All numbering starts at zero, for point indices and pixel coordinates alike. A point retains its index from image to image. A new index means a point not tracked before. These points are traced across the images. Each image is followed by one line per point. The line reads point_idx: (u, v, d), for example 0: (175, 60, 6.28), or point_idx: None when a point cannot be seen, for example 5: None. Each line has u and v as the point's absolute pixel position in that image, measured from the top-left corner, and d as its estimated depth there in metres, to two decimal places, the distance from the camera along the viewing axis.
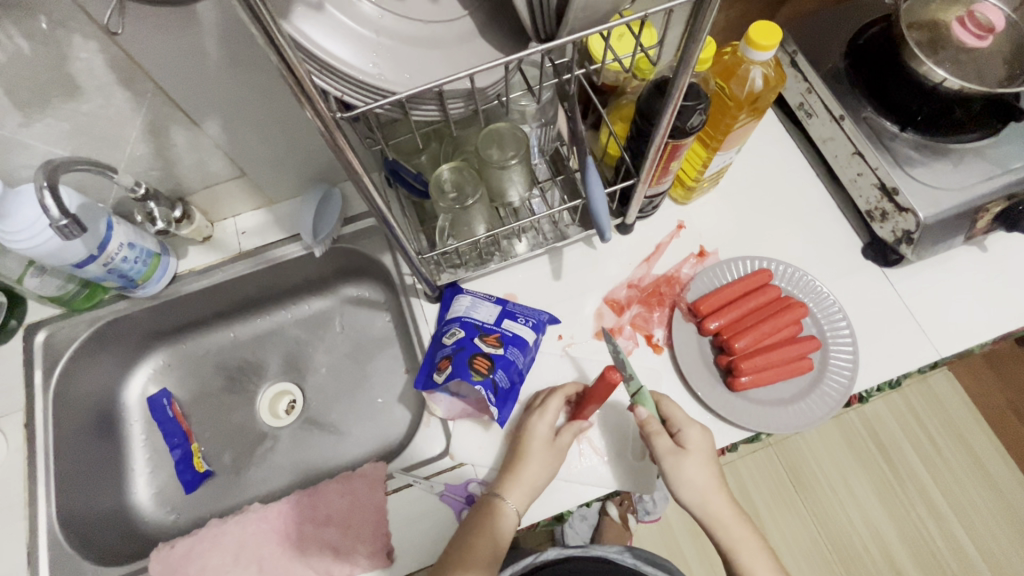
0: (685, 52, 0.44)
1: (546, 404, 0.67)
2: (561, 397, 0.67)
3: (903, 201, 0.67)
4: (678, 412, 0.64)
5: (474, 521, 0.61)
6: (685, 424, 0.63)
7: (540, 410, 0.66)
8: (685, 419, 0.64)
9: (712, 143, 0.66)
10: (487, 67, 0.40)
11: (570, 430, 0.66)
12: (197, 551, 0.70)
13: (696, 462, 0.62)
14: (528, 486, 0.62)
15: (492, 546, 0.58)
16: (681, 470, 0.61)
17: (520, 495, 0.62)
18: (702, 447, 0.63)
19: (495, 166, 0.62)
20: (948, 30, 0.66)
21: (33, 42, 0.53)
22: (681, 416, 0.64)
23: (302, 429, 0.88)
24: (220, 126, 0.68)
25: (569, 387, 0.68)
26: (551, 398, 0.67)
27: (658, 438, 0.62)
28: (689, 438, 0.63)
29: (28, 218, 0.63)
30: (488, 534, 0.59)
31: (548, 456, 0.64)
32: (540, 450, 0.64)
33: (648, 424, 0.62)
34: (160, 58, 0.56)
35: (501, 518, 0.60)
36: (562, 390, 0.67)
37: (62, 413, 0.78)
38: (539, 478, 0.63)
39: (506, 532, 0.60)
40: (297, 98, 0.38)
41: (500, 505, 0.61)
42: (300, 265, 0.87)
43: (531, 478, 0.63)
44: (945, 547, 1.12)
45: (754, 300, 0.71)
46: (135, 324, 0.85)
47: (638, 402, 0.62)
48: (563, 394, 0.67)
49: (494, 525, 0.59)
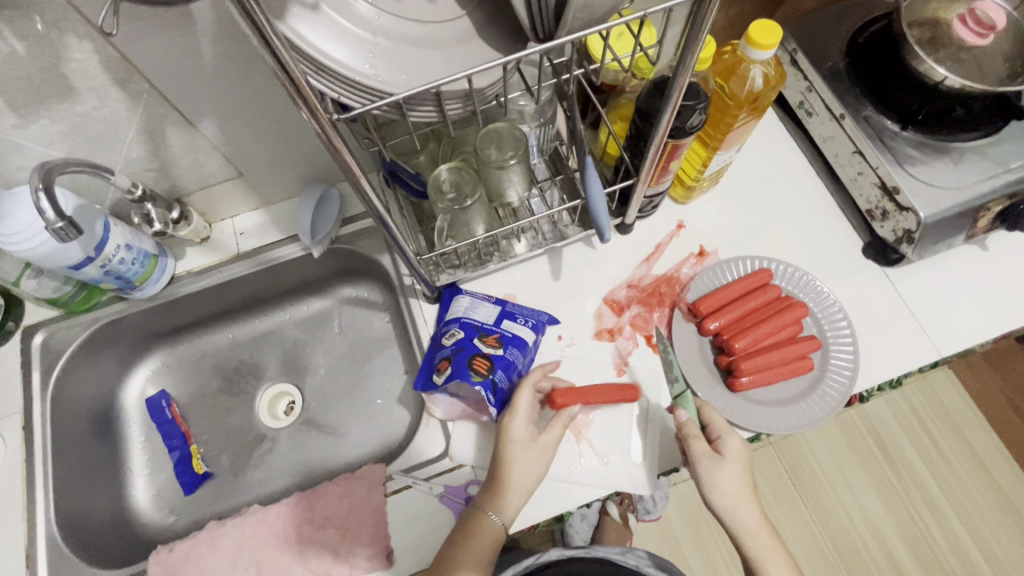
0: (685, 51, 0.44)
1: (516, 401, 0.64)
2: (529, 389, 0.65)
3: (904, 200, 0.67)
4: (720, 419, 0.64)
5: (464, 531, 0.59)
6: (725, 431, 0.62)
7: (511, 410, 0.64)
8: (725, 426, 0.63)
9: (712, 142, 0.66)
10: (484, 68, 0.40)
11: (558, 422, 0.64)
12: (195, 553, 0.70)
13: (732, 472, 0.60)
14: (517, 492, 0.60)
15: (487, 554, 0.57)
16: (716, 477, 0.60)
17: (509, 502, 0.60)
18: (739, 455, 0.61)
19: (494, 166, 0.62)
20: (949, 28, 0.66)
21: (27, 43, 0.52)
22: (722, 422, 0.63)
23: (301, 430, 0.87)
24: (216, 126, 0.67)
25: (535, 377, 0.66)
26: (518, 394, 0.65)
27: (695, 442, 0.61)
28: (729, 445, 0.62)
29: (24, 220, 0.63)
30: (478, 545, 0.57)
31: (532, 454, 0.62)
32: (524, 452, 0.61)
33: (687, 426, 0.62)
34: (155, 58, 0.56)
35: (489, 528, 0.58)
36: (528, 381, 0.66)
37: (59, 415, 0.77)
38: (526, 482, 0.61)
39: (498, 538, 0.58)
40: (292, 100, 0.37)
41: (488, 518, 0.59)
42: (299, 266, 0.87)
43: (518, 483, 0.60)
44: (945, 546, 1.11)
45: (753, 301, 0.70)
46: (132, 326, 0.85)
47: (680, 405, 0.64)
48: (531, 385, 0.65)
49: (482, 536, 0.58)
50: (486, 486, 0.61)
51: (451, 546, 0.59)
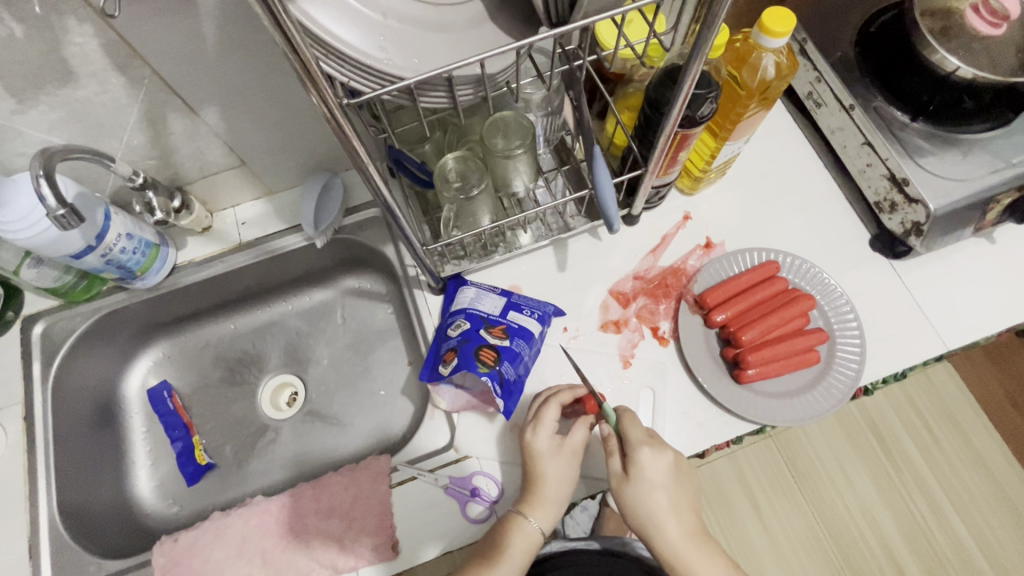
0: (700, 39, 0.43)
1: (540, 416, 0.64)
2: (556, 406, 0.64)
3: (913, 192, 0.67)
4: (635, 432, 0.61)
5: (500, 541, 0.60)
6: (634, 447, 0.60)
7: (536, 425, 0.63)
8: (639, 440, 0.60)
9: (721, 133, 0.65)
10: (499, 52, 0.39)
11: (582, 424, 0.63)
12: (199, 544, 0.69)
13: (642, 489, 0.59)
14: (552, 502, 0.61)
15: (524, 554, 0.60)
16: (624, 495, 0.60)
17: (544, 511, 0.61)
18: (649, 470, 0.60)
19: (500, 155, 0.61)
20: (961, 18, 0.64)
21: (26, 26, 0.51)
22: (636, 436, 0.60)
23: (304, 421, 0.87)
24: (219, 113, 0.66)
25: (563, 396, 0.65)
26: (545, 410, 0.64)
27: (612, 459, 0.62)
28: (637, 462, 0.60)
29: (24, 208, 0.62)
30: (517, 549, 0.60)
31: (563, 463, 0.62)
32: (556, 464, 0.61)
33: (609, 441, 0.62)
34: (157, 42, 0.55)
35: (527, 533, 0.60)
36: (556, 398, 0.65)
37: (61, 405, 0.77)
38: (561, 490, 0.61)
39: (537, 542, 0.60)
40: (302, 82, 0.37)
41: (527, 525, 0.60)
42: (302, 256, 0.86)
43: (553, 493, 0.61)
44: (942, 537, 1.12)
45: (759, 293, 0.70)
46: (134, 316, 0.84)
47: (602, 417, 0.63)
48: (558, 402, 0.65)
49: (521, 541, 0.60)
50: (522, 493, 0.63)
51: (488, 544, 0.61)
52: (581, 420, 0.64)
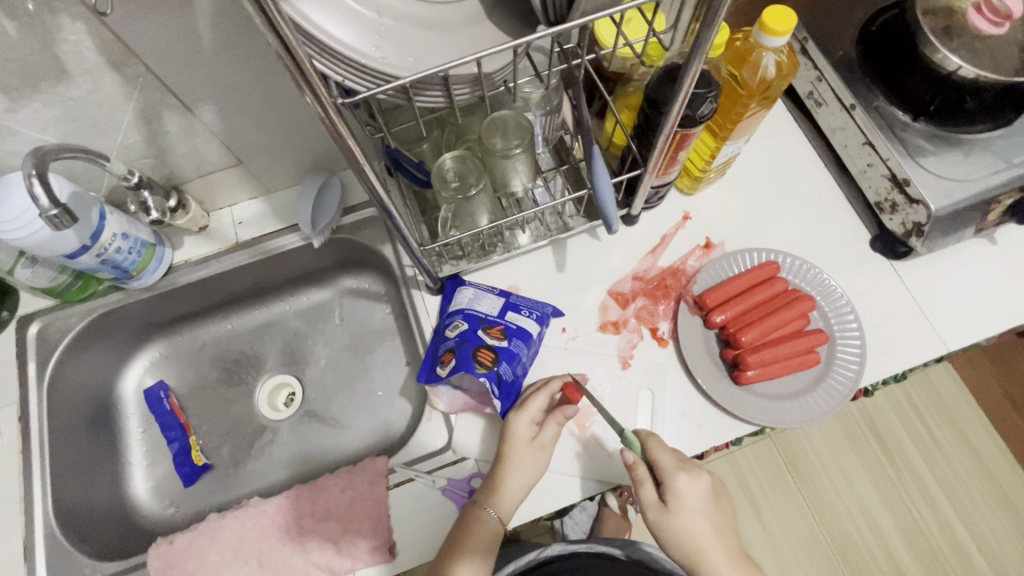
0: (699, 38, 0.43)
1: (524, 405, 0.64)
2: (545, 395, 0.65)
3: (914, 192, 0.66)
4: (666, 459, 0.61)
5: (462, 531, 0.60)
6: (669, 474, 0.60)
7: (520, 409, 0.64)
8: (672, 467, 0.60)
9: (721, 132, 0.65)
10: (494, 51, 0.38)
11: (554, 420, 0.64)
12: (195, 546, 0.69)
13: (684, 518, 0.60)
14: (513, 491, 0.61)
15: (483, 546, 0.59)
16: (664, 525, 0.60)
17: (505, 501, 0.61)
18: (689, 497, 0.60)
19: (498, 155, 0.60)
20: (963, 17, 0.64)
21: (19, 23, 0.51)
22: (668, 463, 0.60)
23: (301, 422, 0.87)
24: (215, 112, 0.66)
25: (553, 384, 0.66)
26: (534, 396, 0.65)
27: (644, 489, 0.61)
28: (675, 489, 0.60)
29: (18, 208, 0.62)
30: (474, 541, 0.59)
31: (528, 454, 0.62)
32: (524, 453, 0.62)
33: (636, 468, 0.62)
34: (151, 41, 0.54)
35: (486, 522, 0.60)
36: (547, 388, 0.65)
37: (57, 405, 0.76)
38: (524, 480, 0.61)
39: (497, 537, 0.60)
40: (296, 82, 0.36)
41: (487, 515, 0.60)
42: (299, 256, 0.85)
43: (515, 482, 0.61)
44: (943, 540, 1.11)
45: (761, 294, 0.69)
46: (130, 316, 0.83)
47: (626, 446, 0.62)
48: (548, 392, 0.65)
49: (479, 531, 0.59)
50: (487, 481, 0.63)
51: (452, 537, 0.60)
52: (558, 410, 0.64)
